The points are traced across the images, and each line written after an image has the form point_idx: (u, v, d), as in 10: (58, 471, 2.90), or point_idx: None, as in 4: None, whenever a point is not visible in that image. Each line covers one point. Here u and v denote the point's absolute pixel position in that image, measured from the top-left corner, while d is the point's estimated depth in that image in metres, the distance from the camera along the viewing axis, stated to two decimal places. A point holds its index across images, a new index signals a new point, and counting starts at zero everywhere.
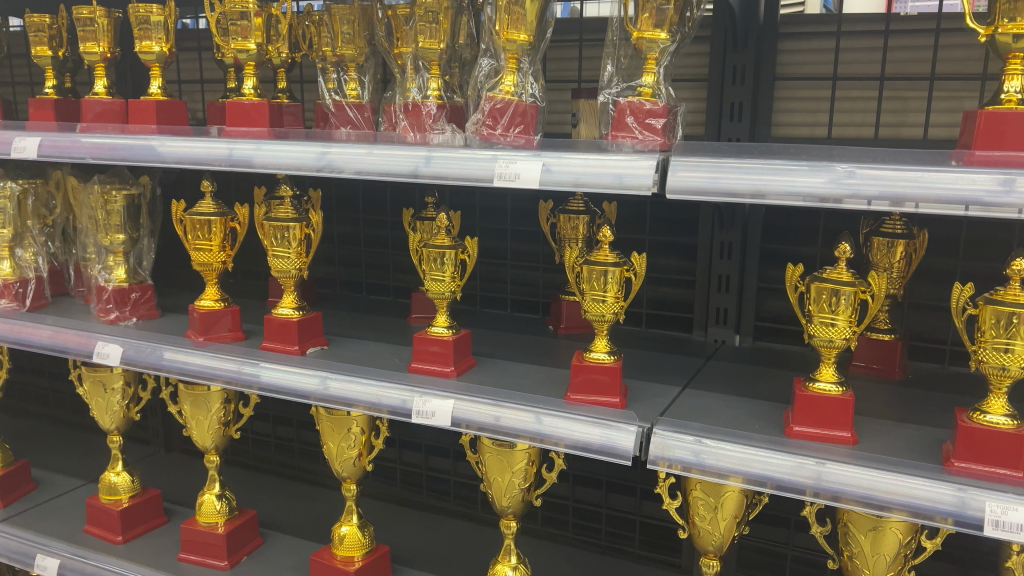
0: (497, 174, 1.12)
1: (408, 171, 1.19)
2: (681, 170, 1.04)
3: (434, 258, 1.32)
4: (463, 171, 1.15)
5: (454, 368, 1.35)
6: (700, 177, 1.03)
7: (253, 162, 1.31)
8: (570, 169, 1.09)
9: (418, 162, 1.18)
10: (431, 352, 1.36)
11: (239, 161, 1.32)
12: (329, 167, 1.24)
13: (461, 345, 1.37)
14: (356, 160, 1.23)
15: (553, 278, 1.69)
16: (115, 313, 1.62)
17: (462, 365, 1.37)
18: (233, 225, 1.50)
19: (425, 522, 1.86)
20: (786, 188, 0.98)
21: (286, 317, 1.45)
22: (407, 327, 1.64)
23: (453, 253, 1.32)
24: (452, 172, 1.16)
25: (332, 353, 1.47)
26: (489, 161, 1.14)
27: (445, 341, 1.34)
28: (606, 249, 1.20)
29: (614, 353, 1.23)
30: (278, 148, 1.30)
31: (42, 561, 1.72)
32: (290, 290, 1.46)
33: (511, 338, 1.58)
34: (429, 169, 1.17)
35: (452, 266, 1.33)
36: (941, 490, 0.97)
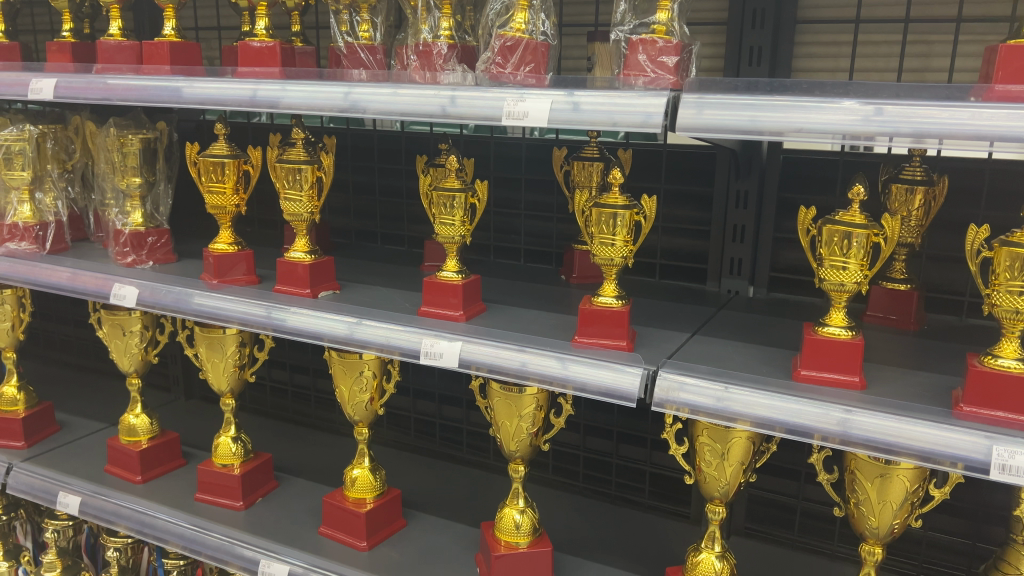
0: (511, 113, 1.11)
1: (426, 112, 1.18)
2: (695, 108, 1.02)
3: (443, 202, 1.32)
4: (474, 111, 1.14)
5: (463, 313, 1.35)
6: (715, 115, 1.01)
7: (276, 103, 1.30)
8: (587, 108, 1.08)
9: (442, 101, 1.17)
10: (441, 296, 1.36)
11: (261, 105, 1.31)
12: (342, 108, 1.24)
13: (471, 291, 1.37)
14: (370, 101, 1.23)
15: (566, 228, 1.68)
16: (132, 256, 1.64)
17: (471, 312, 1.37)
18: (247, 168, 1.51)
19: (438, 470, 1.88)
20: (802, 125, 0.96)
21: (297, 261, 1.45)
22: (418, 275, 1.64)
23: (462, 197, 1.31)
24: (465, 113, 1.15)
25: (344, 297, 1.48)
26: (502, 101, 1.13)
27: (455, 286, 1.34)
28: (616, 192, 1.18)
29: (621, 297, 1.22)
30: (293, 89, 1.30)
31: (64, 498, 1.77)
32: (302, 233, 1.47)
33: (522, 286, 1.57)
34: (453, 108, 1.16)
35: (461, 211, 1.32)
36: (954, 434, 0.96)
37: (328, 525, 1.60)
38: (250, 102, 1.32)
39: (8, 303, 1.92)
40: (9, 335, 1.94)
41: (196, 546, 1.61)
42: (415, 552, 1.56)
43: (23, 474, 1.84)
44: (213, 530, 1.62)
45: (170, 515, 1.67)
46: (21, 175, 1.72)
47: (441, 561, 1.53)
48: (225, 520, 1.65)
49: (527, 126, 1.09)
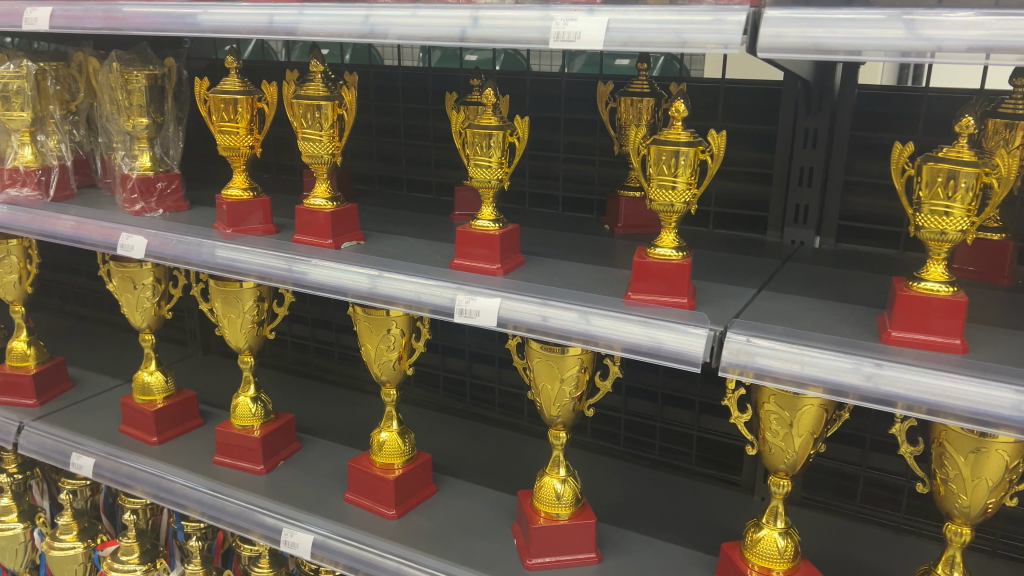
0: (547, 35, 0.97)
1: (460, 37, 1.03)
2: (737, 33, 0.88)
3: (478, 141, 1.17)
4: (509, 35, 1.00)
5: (501, 267, 1.21)
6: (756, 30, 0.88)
7: (293, 31, 1.16)
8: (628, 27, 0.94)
9: (476, 25, 1.02)
10: (476, 246, 1.22)
11: (276, 33, 1.17)
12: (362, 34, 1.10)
13: (509, 240, 1.23)
14: (389, 25, 1.08)
15: (610, 173, 1.53)
16: (140, 204, 1.52)
17: (510, 267, 1.23)
18: (262, 106, 1.37)
19: (470, 432, 1.77)
20: (868, 41, 0.82)
21: (318, 209, 1.32)
22: (449, 225, 1.51)
23: (501, 136, 1.17)
24: (498, 38, 1.01)
25: (368, 248, 1.35)
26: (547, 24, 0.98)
27: (492, 235, 1.20)
28: (679, 127, 1.04)
29: (681, 249, 1.08)
30: (307, 14, 1.16)
31: (78, 460, 1.68)
32: (323, 178, 1.33)
33: (563, 236, 1.44)
34: (490, 30, 1.01)
35: (499, 152, 1.18)
36: (998, 389, 0.85)
37: (354, 491, 1.50)
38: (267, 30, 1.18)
39: (14, 255, 1.81)
40: (17, 288, 1.84)
41: (215, 513, 1.52)
42: (447, 520, 1.45)
43: (35, 433, 1.76)
44: (232, 496, 1.53)
45: (188, 480, 1.58)
46: (21, 116, 1.59)
47: (475, 530, 1.43)
48: (245, 486, 1.55)
49: (579, 48, 0.95)
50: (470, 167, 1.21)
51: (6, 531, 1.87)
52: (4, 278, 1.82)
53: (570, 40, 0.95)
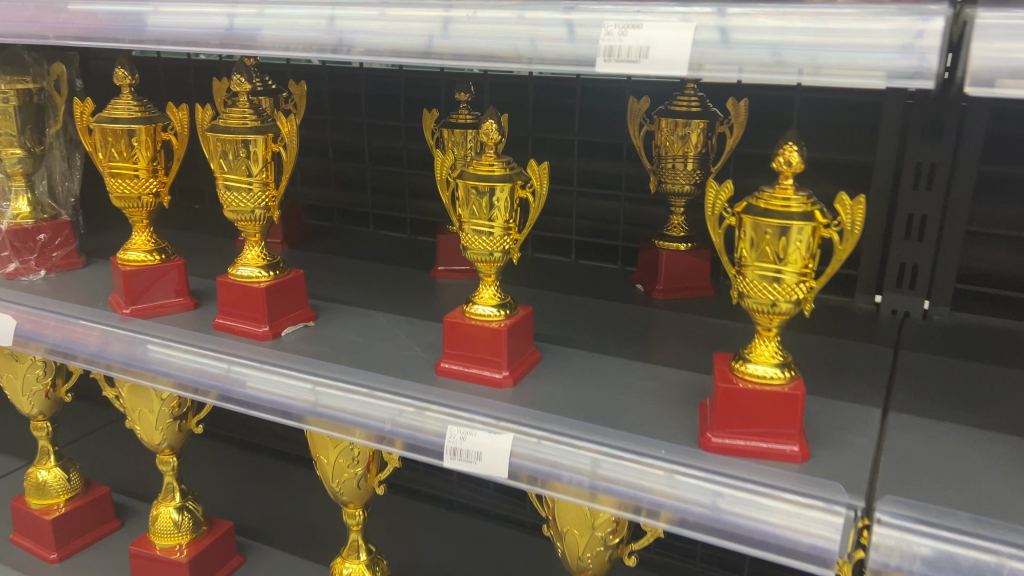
0: (522, 54, 0.64)
1: (426, 52, 0.68)
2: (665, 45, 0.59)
3: (476, 196, 0.81)
4: (487, 51, 0.65)
5: (510, 373, 0.85)
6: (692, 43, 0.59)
7: (251, 42, 0.75)
8: (540, 35, 0.63)
9: (445, 34, 0.67)
10: (473, 343, 0.85)
11: (236, 47, 0.76)
12: (351, 49, 0.70)
13: (520, 332, 0.87)
14: (370, 36, 0.69)
15: (639, 212, 1.18)
16: (14, 263, 1.13)
17: (523, 373, 0.86)
18: (169, 138, 0.99)
19: (458, 530, 1.42)
20: (863, 60, 0.54)
21: (249, 282, 0.95)
22: (432, 287, 1.14)
23: (508, 190, 0.81)
24: (469, 54, 0.66)
25: (320, 335, 0.98)
26: (566, 32, 0.63)
27: (497, 329, 0.84)
28: (789, 187, 0.68)
29: (787, 367, 0.72)
30: (265, 14, 0.74)
31: None
32: (255, 238, 0.96)
33: (584, 304, 1.08)
34: (464, 43, 0.66)
35: (506, 212, 0.82)
36: (995, 565, 0.58)
37: None
38: (227, 41, 0.76)
39: None
40: None
41: None
42: None
43: None
44: None
45: None
46: None
47: None
48: None
49: (647, 72, 0.59)
50: (463, 234, 0.84)
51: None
52: None
53: (611, 55, 0.61)
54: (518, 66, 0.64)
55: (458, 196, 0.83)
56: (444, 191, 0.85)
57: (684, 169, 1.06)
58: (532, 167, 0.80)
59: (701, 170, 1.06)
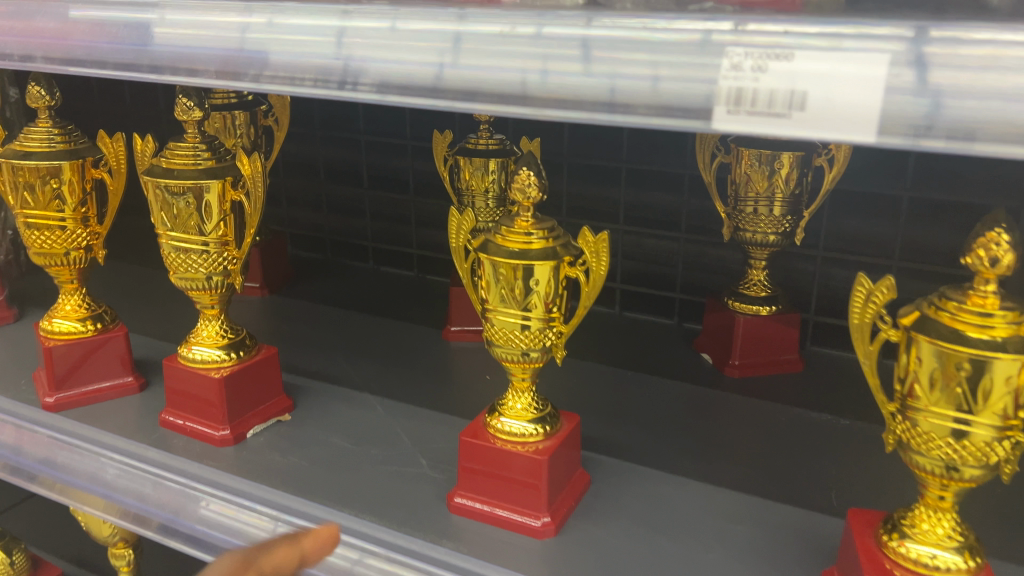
0: (517, 87, 0.42)
1: (400, 83, 0.45)
2: (615, 77, 0.39)
3: (507, 276, 0.58)
4: (479, 81, 0.43)
5: (551, 516, 0.61)
6: (640, 77, 0.39)
7: (263, 72, 0.49)
8: (468, 64, 0.43)
9: (432, 59, 0.44)
10: (499, 474, 0.62)
11: (241, 79, 0.50)
12: (372, 83, 0.45)
13: (565, 455, 0.63)
14: (385, 64, 0.45)
15: (702, 257, 0.95)
16: None
17: (568, 511, 0.63)
18: (102, 176, 0.76)
19: None
20: (868, 105, 0.34)
21: (204, 370, 0.73)
22: (443, 352, 0.92)
23: (551, 269, 0.57)
24: (455, 89, 0.43)
25: (298, 434, 0.75)
26: (581, 56, 0.40)
27: (533, 457, 0.61)
28: (987, 295, 0.44)
29: (970, 553, 0.49)
30: (292, 23, 0.48)
31: None
32: (212, 309, 0.74)
33: (635, 384, 0.85)
34: (451, 72, 0.43)
35: (547, 298, 0.59)
36: None
37: None
38: (232, 68, 0.50)
39: None
40: None
41: None
42: None
43: None
44: None
45: None
46: None
47: None
48: None
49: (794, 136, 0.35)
50: (488, 324, 0.61)
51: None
52: None
53: (740, 102, 0.36)
54: (552, 112, 0.41)
55: (481, 272, 0.60)
56: (461, 262, 0.62)
57: (768, 215, 0.82)
58: (585, 237, 0.57)
59: (791, 217, 0.82)
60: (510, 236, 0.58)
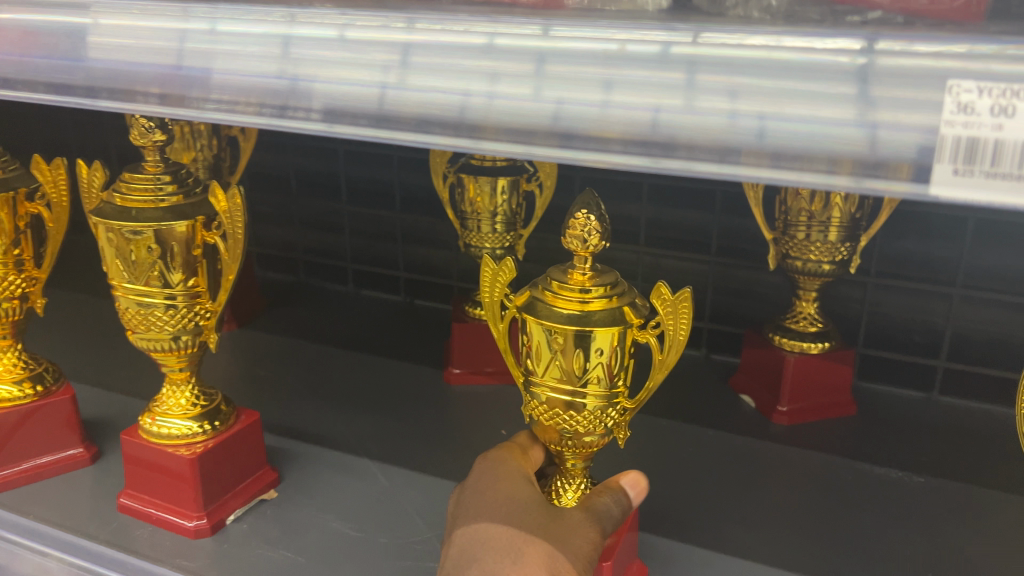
0: (452, 114, 0.30)
1: (347, 112, 0.31)
2: (648, 107, 0.27)
3: (563, 341, 0.46)
4: (429, 107, 0.30)
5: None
6: (581, 103, 0.28)
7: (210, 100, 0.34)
8: (414, 85, 0.30)
9: (366, 76, 0.31)
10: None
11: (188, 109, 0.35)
12: (315, 109, 0.32)
13: (628, 550, 0.52)
14: (326, 82, 0.32)
15: (735, 281, 0.85)
16: None
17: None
18: (38, 210, 0.62)
19: None
20: None
21: (173, 446, 0.60)
22: (448, 397, 0.81)
23: (619, 332, 0.46)
24: (402, 119, 0.31)
25: (289, 513, 0.63)
26: (586, 85, 0.28)
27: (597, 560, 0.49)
28: None
29: None
30: (228, 32, 0.33)
31: None
32: (181, 372, 0.61)
33: (671, 434, 0.74)
34: (455, 98, 0.30)
35: (611, 368, 0.47)
36: None
37: None
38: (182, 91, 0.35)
39: None
40: None
41: None
42: None
43: None
44: None
45: None
46: None
47: None
48: None
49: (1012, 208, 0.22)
50: (536, 399, 0.49)
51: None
52: None
53: (977, 160, 0.23)
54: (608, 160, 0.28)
55: (527, 338, 0.48)
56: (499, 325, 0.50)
57: (823, 241, 0.72)
58: (658, 294, 0.46)
59: (849, 243, 0.72)
60: (564, 293, 0.47)
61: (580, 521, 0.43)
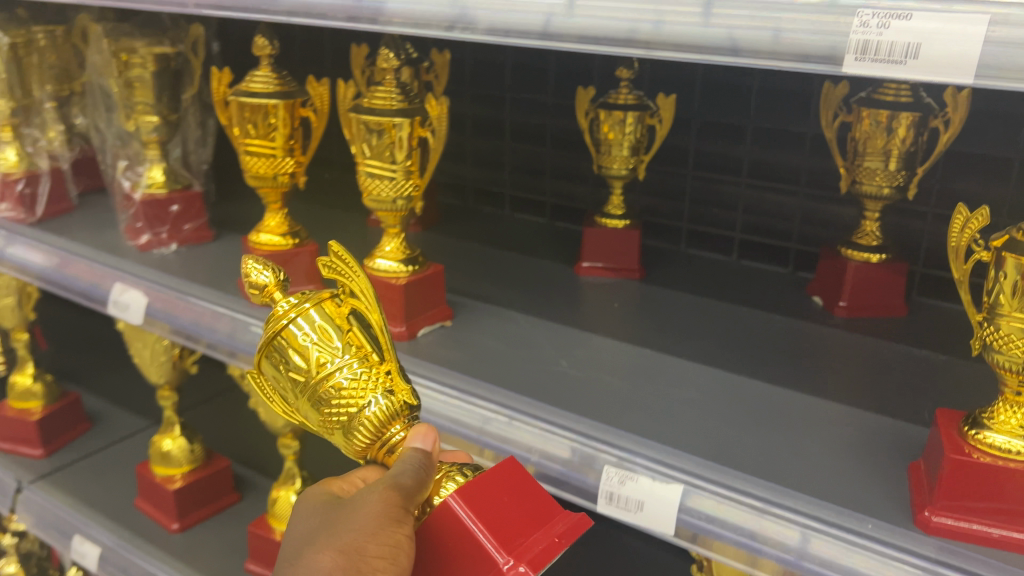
0: (624, 34, 0.56)
1: (519, 30, 0.60)
2: (722, 29, 0.52)
3: (284, 355, 0.55)
4: (587, 29, 0.57)
5: (521, 564, 0.49)
6: (751, 33, 0.51)
7: (380, 17, 0.66)
8: (576, 14, 0.57)
9: (539, 10, 0.58)
10: (448, 570, 0.51)
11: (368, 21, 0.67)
12: (483, 27, 0.61)
13: (494, 494, 0.52)
14: (491, 14, 0.61)
15: (818, 211, 1.04)
16: (147, 235, 1.10)
17: (550, 547, 0.50)
18: (308, 114, 0.91)
19: None
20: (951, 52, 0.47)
21: (388, 278, 0.88)
22: (577, 283, 1.05)
23: (320, 314, 0.55)
24: (563, 34, 0.58)
25: (457, 337, 0.90)
26: (698, 12, 0.53)
27: (445, 510, 0.51)
28: None
29: None
30: None
31: (80, 547, 1.32)
32: (396, 228, 0.89)
33: (748, 318, 0.96)
34: (561, 22, 0.58)
35: (342, 340, 0.55)
36: None
37: None
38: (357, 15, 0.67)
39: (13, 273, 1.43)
40: (16, 314, 1.46)
41: None
42: None
43: (35, 499, 1.41)
44: None
45: None
46: None
47: None
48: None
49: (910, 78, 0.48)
50: (317, 420, 0.56)
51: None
52: None
53: (870, 52, 0.48)
54: (627, 49, 0.56)
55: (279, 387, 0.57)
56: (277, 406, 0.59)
57: (884, 170, 0.90)
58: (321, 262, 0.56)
59: (906, 172, 0.90)
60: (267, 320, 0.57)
61: (364, 491, 0.50)
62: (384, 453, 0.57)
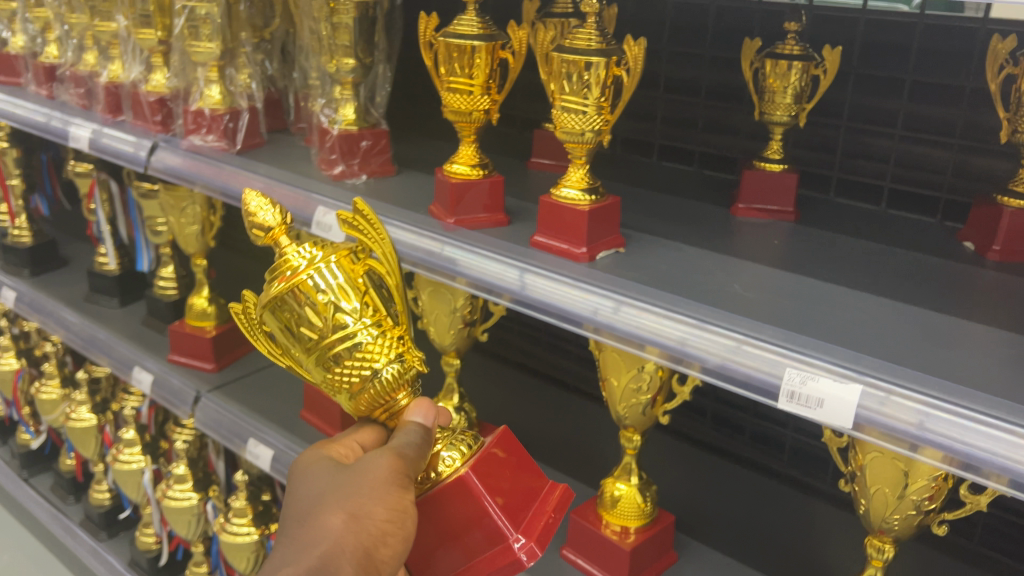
0: None
1: None
2: None
3: (298, 301, 0.73)
4: None
5: (532, 539, 0.77)
6: None
7: None
8: None
9: None
10: (463, 526, 0.77)
11: None
12: None
13: (500, 474, 0.79)
14: None
15: (971, 164, 1.09)
16: (340, 166, 1.22)
17: (547, 522, 0.79)
18: (506, 56, 1.02)
19: (708, 468, 1.40)
20: None
21: (572, 203, 0.98)
22: (734, 223, 1.12)
23: (336, 269, 0.74)
24: None
25: (632, 261, 0.99)
26: None
27: (472, 488, 0.77)
28: None
29: None
30: None
31: (255, 449, 1.48)
32: (582, 161, 0.98)
33: (902, 258, 1.02)
34: None
35: (357, 298, 0.74)
36: None
37: (574, 547, 1.22)
38: None
39: (199, 203, 1.59)
40: (198, 241, 1.63)
41: None
42: None
43: (211, 407, 1.57)
44: None
45: None
46: (210, 49, 1.31)
47: None
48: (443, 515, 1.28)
49: None
50: (321, 363, 0.75)
51: (130, 465, 1.83)
52: (185, 229, 1.61)
53: None
54: None
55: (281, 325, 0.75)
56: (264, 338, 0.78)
57: None
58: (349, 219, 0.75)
59: None
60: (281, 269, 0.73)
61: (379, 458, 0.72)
62: (384, 408, 0.79)
